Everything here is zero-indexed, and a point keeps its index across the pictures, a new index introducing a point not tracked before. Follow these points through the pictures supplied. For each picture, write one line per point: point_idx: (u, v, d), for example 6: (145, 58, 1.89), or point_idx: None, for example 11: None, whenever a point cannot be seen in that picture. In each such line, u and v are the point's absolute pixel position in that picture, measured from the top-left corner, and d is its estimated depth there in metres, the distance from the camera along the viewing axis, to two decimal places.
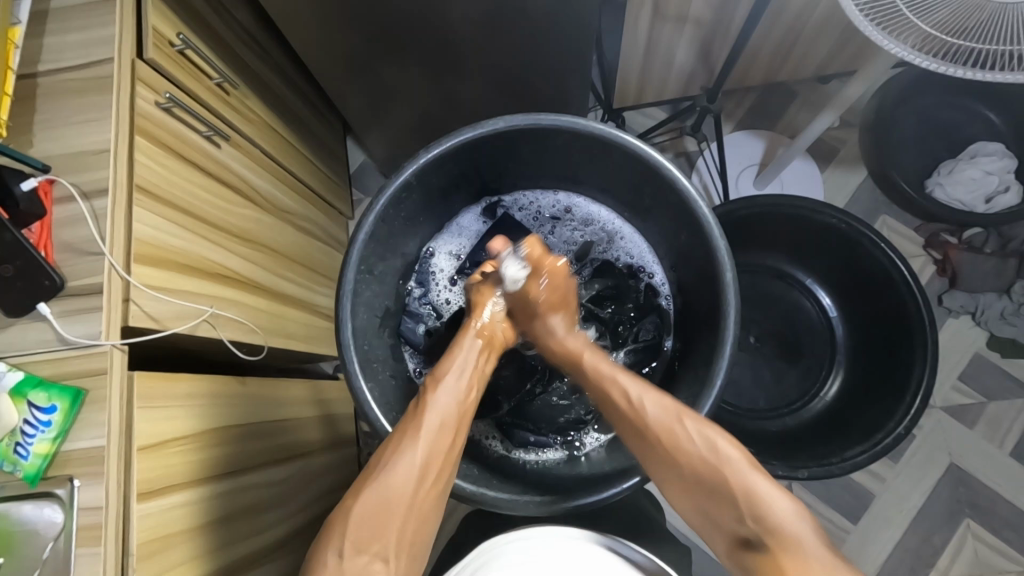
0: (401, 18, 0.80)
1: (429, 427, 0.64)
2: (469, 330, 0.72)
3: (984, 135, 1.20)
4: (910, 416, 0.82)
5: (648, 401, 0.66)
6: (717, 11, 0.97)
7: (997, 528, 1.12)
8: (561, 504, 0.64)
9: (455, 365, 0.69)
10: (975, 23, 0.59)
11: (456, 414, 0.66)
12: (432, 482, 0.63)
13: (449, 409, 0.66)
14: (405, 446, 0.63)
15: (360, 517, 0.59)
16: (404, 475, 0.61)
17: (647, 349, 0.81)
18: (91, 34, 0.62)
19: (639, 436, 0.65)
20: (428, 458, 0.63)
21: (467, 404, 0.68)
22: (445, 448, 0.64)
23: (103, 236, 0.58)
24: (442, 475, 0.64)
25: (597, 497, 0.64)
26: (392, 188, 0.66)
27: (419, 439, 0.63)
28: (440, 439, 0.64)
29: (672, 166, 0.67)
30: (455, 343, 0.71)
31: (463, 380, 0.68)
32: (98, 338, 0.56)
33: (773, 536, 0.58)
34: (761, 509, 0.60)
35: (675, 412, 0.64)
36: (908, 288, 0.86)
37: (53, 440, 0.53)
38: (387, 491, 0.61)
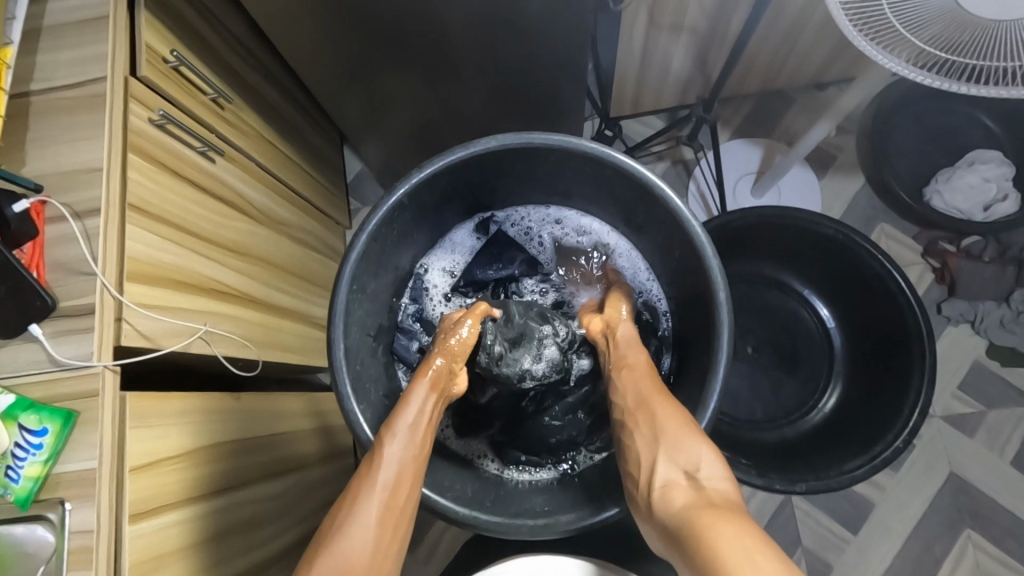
0: (396, 31, 0.80)
1: (384, 483, 0.62)
2: (422, 377, 0.69)
3: (982, 141, 1.20)
4: (908, 429, 0.82)
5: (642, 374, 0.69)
6: (713, 19, 0.97)
7: (998, 537, 1.12)
8: (553, 530, 0.64)
9: (407, 416, 0.66)
10: (968, 38, 0.59)
11: (411, 469, 0.64)
12: (390, 540, 0.61)
13: (402, 463, 0.63)
14: (361, 509, 0.61)
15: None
16: (359, 539, 0.60)
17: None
18: (83, 52, 0.62)
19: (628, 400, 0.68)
20: (384, 518, 0.61)
21: (421, 455, 0.65)
22: (401, 502, 0.63)
23: (95, 256, 0.57)
24: (399, 531, 0.62)
25: (592, 520, 0.64)
26: (385, 206, 0.66)
27: (375, 499, 0.61)
28: (396, 496, 0.62)
29: (665, 184, 0.66)
30: (406, 393, 0.68)
31: (415, 429, 0.66)
32: (90, 359, 0.55)
33: (714, 494, 0.56)
34: (709, 467, 0.59)
35: (661, 393, 0.66)
36: (906, 300, 0.86)
37: (44, 463, 0.53)
38: (341, 558, 0.59)
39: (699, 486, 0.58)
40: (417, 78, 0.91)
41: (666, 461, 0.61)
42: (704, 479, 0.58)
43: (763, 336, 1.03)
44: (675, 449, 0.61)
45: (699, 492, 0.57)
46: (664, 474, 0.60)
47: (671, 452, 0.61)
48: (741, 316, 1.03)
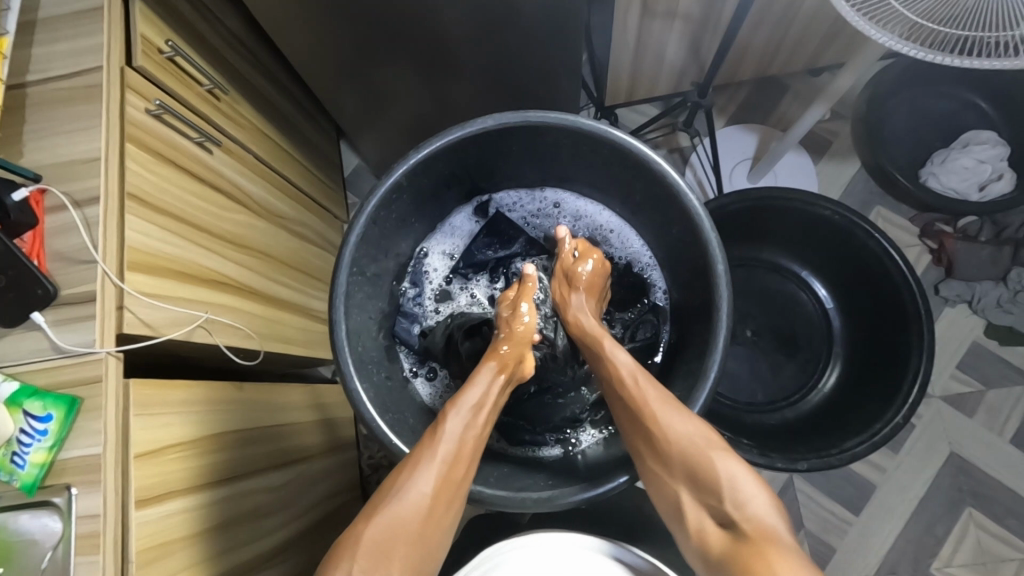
0: (390, 22, 0.80)
1: (443, 458, 0.63)
2: (489, 360, 0.71)
3: (976, 123, 1.20)
4: (908, 406, 0.82)
5: (647, 384, 0.66)
6: (705, 5, 0.98)
7: (999, 516, 1.12)
8: (556, 501, 0.64)
9: (470, 395, 0.67)
10: (961, 10, 0.60)
11: (471, 444, 0.65)
12: (442, 510, 0.62)
13: (462, 440, 0.65)
14: (421, 468, 0.62)
15: (372, 541, 0.58)
16: (414, 504, 0.60)
17: (644, 348, 0.81)
18: (79, 43, 0.62)
19: (631, 416, 0.65)
20: (442, 482, 0.62)
21: (480, 437, 0.66)
22: (459, 474, 0.63)
23: (95, 244, 0.58)
24: (454, 502, 0.62)
25: (598, 489, 0.64)
26: (383, 188, 0.67)
27: (438, 457, 0.63)
28: (457, 463, 0.63)
29: (662, 159, 0.67)
30: (471, 376, 0.69)
31: (475, 418, 0.66)
32: (92, 345, 0.56)
33: (752, 524, 0.58)
34: (741, 495, 0.59)
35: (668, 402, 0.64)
36: (903, 278, 0.86)
37: (50, 449, 0.53)
38: (397, 518, 0.60)
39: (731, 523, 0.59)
40: (414, 70, 0.91)
41: (697, 495, 0.61)
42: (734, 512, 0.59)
43: (762, 320, 1.03)
44: (701, 483, 0.61)
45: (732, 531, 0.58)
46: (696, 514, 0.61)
47: (695, 477, 0.62)
48: (740, 299, 1.04)
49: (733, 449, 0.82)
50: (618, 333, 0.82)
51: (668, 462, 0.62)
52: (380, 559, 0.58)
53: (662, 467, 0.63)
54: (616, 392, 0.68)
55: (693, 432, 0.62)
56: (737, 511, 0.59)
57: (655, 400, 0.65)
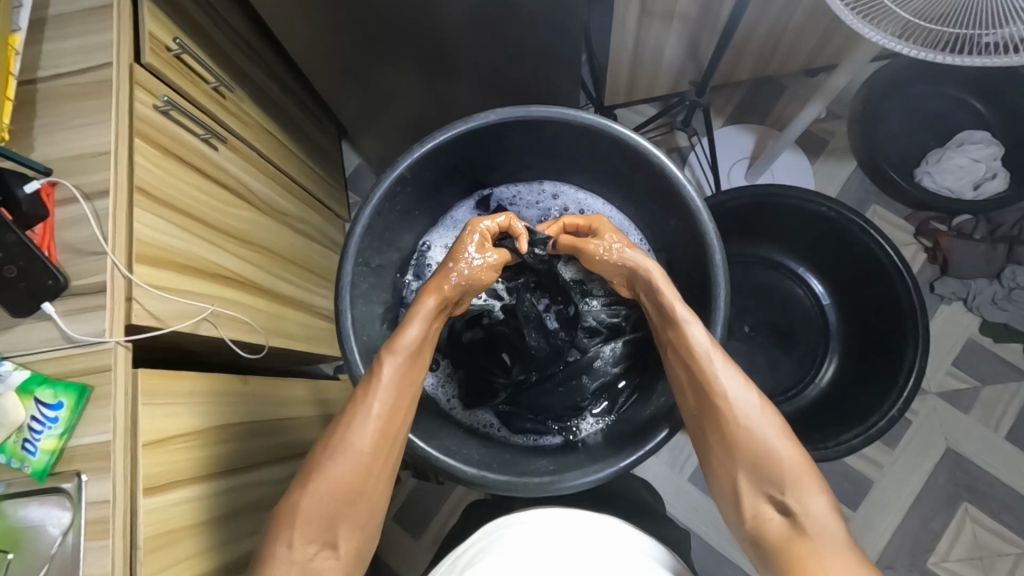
0: (393, 21, 0.82)
1: (376, 413, 0.63)
2: (423, 307, 0.70)
3: (969, 123, 1.22)
4: (904, 399, 0.83)
5: (717, 360, 0.65)
6: (703, 7, 0.99)
7: (996, 511, 1.13)
8: (556, 485, 0.65)
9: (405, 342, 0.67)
10: (952, 9, 0.61)
11: (404, 395, 0.65)
12: (378, 469, 0.63)
13: (393, 392, 0.65)
14: (355, 427, 0.63)
15: (310, 509, 0.59)
16: (347, 468, 0.61)
17: (644, 338, 0.82)
18: (89, 40, 0.64)
19: (698, 394, 0.65)
20: (379, 439, 0.63)
21: (412, 387, 0.66)
22: (393, 427, 0.64)
23: (105, 236, 0.59)
24: (391, 456, 0.64)
25: (598, 474, 0.66)
26: (387, 180, 0.68)
27: (374, 414, 0.63)
28: (391, 417, 0.64)
29: (661, 153, 0.68)
30: (406, 321, 0.69)
31: (409, 365, 0.66)
32: (102, 335, 0.57)
33: (809, 521, 0.58)
34: (804, 492, 0.60)
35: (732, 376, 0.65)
36: (897, 271, 0.87)
37: (60, 436, 0.54)
38: (330, 483, 0.60)
39: (791, 514, 0.60)
40: (413, 69, 0.92)
41: (757, 479, 0.62)
42: (795, 505, 0.59)
43: (758, 314, 1.04)
44: (763, 472, 0.61)
45: (793, 521, 0.59)
46: (751, 504, 0.62)
47: (757, 464, 0.62)
48: (737, 295, 1.05)
49: None
50: (622, 323, 0.84)
51: (733, 448, 0.63)
52: (321, 526, 0.60)
53: (726, 450, 0.64)
54: (683, 363, 0.67)
55: (736, 395, 0.64)
56: (799, 503, 0.59)
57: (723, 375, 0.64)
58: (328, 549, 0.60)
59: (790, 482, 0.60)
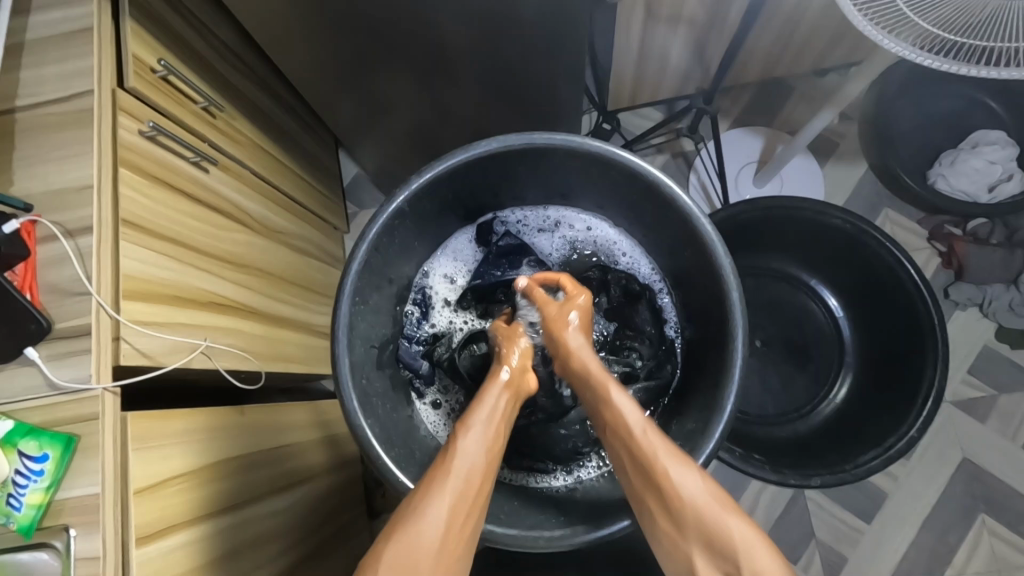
0: (388, 34, 0.78)
1: (459, 480, 0.58)
2: (497, 378, 0.66)
3: (985, 123, 1.18)
4: (923, 420, 0.81)
5: (651, 436, 0.61)
6: (710, 10, 0.95)
7: (1013, 523, 1.11)
8: (568, 540, 0.64)
9: (483, 414, 0.63)
10: (979, 20, 0.58)
11: (486, 462, 0.60)
12: (463, 528, 0.56)
13: (477, 460, 0.60)
14: (435, 493, 0.57)
15: (390, 563, 0.52)
16: (432, 531, 0.54)
17: (659, 386, 0.77)
18: (69, 66, 0.61)
19: (640, 474, 0.60)
20: (459, 502, 0.57)
21: (495, 454, 0.61)
22: (476, 491, 0.58)
23: (88, 275, 0.56)
24: (473, 523, 0.57)
25: (607, 530, 0.64)
26: (385, 215, 0.65)
27: (468, 455, 0.60)
28: (473, 484, 0.58)
29: (675, 184, 0.66)
30: (481, 392, 0.65)
31: (491, 432, 0.62)
32: (88, 382, 0.54)
33: None
34: (755, 559, 0.53)
35: (670, 455, 0.59)
36: (916, 288, 0.85)
37: (46, 490, 0.52)
38: (418, 543, 0.53)
39: None
40: (409, 77, 0.88)
41: (713, 552, 0.55)
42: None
43: (772, 330, 1.02)
44: (717, 548, 0.54)
45: None
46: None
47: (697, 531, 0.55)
48: (750, 310, 1.02)
49: (744, 465, 0.81)
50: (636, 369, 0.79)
51: (679, 524, 0.57)
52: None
53: (674, 527, 0.57)
54: (621, 439, 0.62)
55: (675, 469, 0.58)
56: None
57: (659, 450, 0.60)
58: None
59: (743, 557, 0.53)
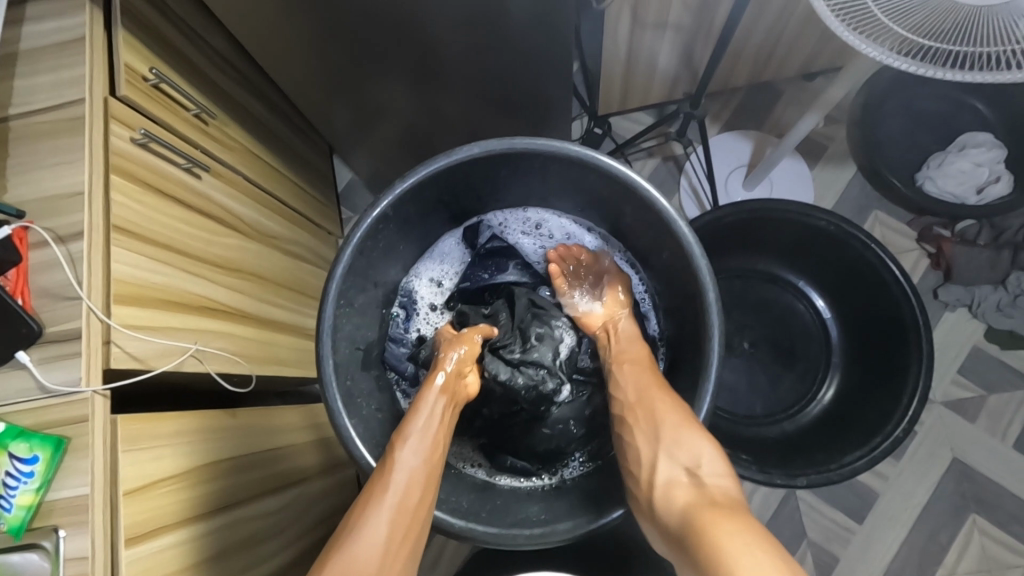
0: (377, 41, 0.79)
1: (395, 496, 0.62)
2: (432, 384, 0.70)
3: (971, 124, 1.19)
4: (908, 419, 0.82)
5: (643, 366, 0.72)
6: (696, 14, 0.96)
7: (1004, 522, 1.11)
8: (550, 539, 0.64)
9: (419, 420, 0.67)
10: (952, 24, 0.58)
11: (423, 472, 0.64)
12: (403, 541, 0.61)
13: (414, 471, 0.64)
14: (372, 511, 0.61)
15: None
16: (369, 547, 0.59)
17: None
18: (60, 74, 0.62)
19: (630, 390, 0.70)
20: (394, 520, 0.61)
21: (433, 464, 0.65)
22: (415, 504, 0.62)
23: (79, 280, 0.57)
24: (414, 535, 0.61)
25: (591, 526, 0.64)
26: (369, 219, 0.67)
27: (405, 468, 0.63)
28: (408, 498, 0.62)
29: (652, 185, 0.67)
30: (418, 400, 0.69)
31: (423, 444, 0.66)
32: (78, 384, 0.55)
33: (714, 489, 0.59)
34: (712, 468, 0.61)
35: (657, 383, 0.69)
36: (900, 287, 0.86)
37: (36, 491, 0.53)
38: (354, 563, 0.58)
39: (700, 483, 0.60)
40: (400, 84, 0.89)
41: (671, 458, 0.63)
42: (706, 476, 0.60)
43: (759, 330, 1.02)
44: (679, 447, 0.63)
45: (700, 491, 0.59)
46: (665, 473, 0.62)
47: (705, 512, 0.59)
48: (737, 311, 1.03)
49: (732, 465, 0.82)
50: None
51: (648, 428, 0.66)
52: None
53: (645, 432, 0.66)
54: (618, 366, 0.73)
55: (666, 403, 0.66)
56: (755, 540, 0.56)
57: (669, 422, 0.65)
58: None
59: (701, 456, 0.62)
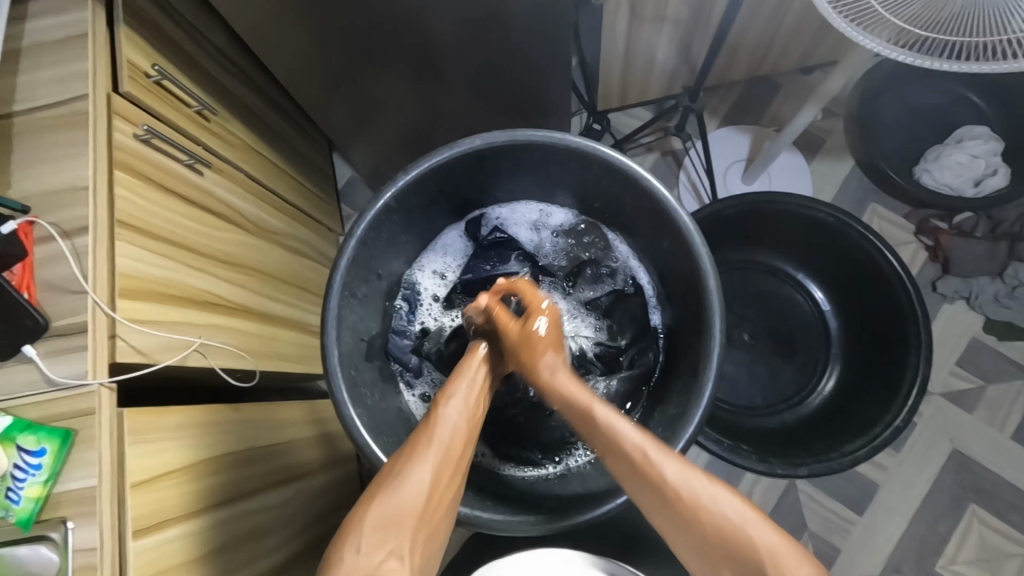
0: (377, 37, 0.80)
1: (440, 445, 0.63)
2: (474, 355, 0.71)
3: (968, 117, 1.20)
4: (907, 408, 0.83)
5: (658, 448, 0.60)
6: (694, 9, 0.97)
7: (1003, 511, 1.12)
8: (554, 524, 0.65)
9: (464, 382, 0.68)
10: (947, 15, 0.59)
11: (467, 429, 0.65)
12: (446, 489, 0.61)
13: (458, 425, 0.65)
14: (419, 458, 0.61)
15: (375, 518, 0.57)
16: (417, 486, 0.59)
17: (640, 376, 0.79)
18: (63, 70, 0.62)
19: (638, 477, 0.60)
20: (442, 465, 0.62)
21: (476, 421, 0.67)
22: (458, 458, 0.64)
23: (85, 274, 0.58)
24: (454, 485, 0.62)
25: (594, 512, 0.65)
26: (372, 211, 0.67)
27: (451, 421, 0.65)
28: (454, 447, 0.63)
29: (652, 176, 0.68)
30: (462, 364, 0.70)
31: (468, 401, 0.67)
32: (85, 377, 0.56)
33: None
34: None
35: (679, 447, 0.61)
36: (898, 278, 0.86)
37: (44, 483, 0.53)
38: (401, 499, 0.58)
39: None
40: (400, 80, 0.89)
41: (724, 524, 0.60)
42: None
43: (759, 323, 1.03)
44: None
45: None
46: None
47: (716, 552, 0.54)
48: (737, 304, 1.04)
49: (733, 456, 0.83)
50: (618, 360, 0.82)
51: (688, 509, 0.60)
52: (387, 534, 0.57)
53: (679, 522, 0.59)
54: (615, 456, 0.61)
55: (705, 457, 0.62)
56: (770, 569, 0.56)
57: (674, 451, 0.61)
58: (392, 561, 0.56)
59: None
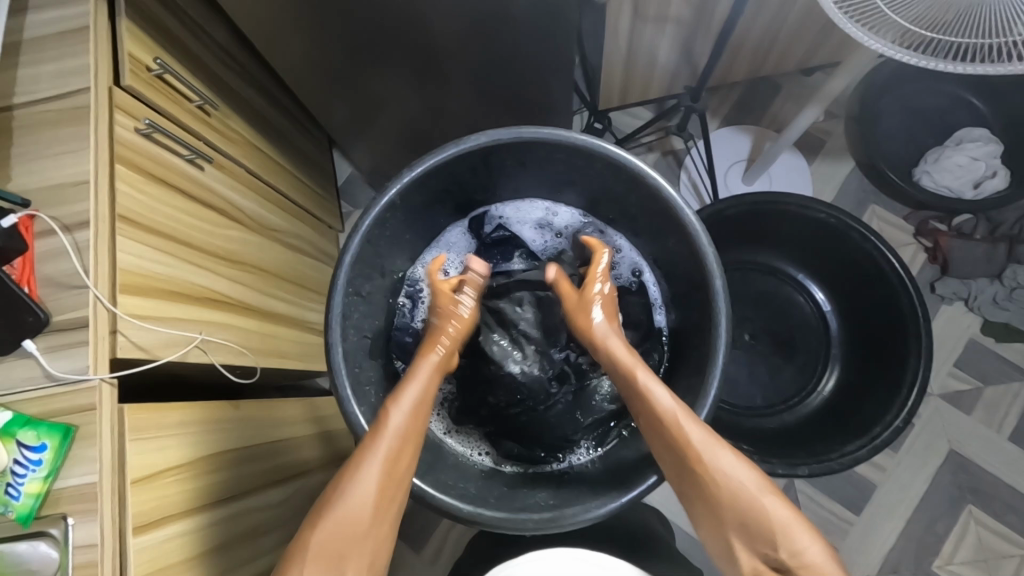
0: (381, 34, 0.79)
1: (383, 460, 0.63)
2: (427, 356, 0.71)
3: (968, 120, 1.20)
4: (907, 410, 0.83)
5: (690, 425, 0.63)
6: (697, 9, 0.97)
7: (999, 513, 1.13)
8: (559, 522, 0.64)
9: (411, 389, 0.68)
10: (953, 17, 0.59)
11: (410, 439, 0.65)
12: (388, 504, 0.63)
13: (402, 437, 0.65)
14: (360, 474, 0.62)
15: (319, 544, 0.60)
16: (357, 505, 0.61)
17: None
18: (65, 63, 0.62)
19: (673, 456, 0.63)
20: (384, 481, 0.62)
21: (420, 431, 0.66)
22: (400, 470, 0.64)
23: (86, 269, 0.57)
24: (397, 497, 0.63)
25: (599, 510, 0.65)
26: (377, 208, 0.67)
27: (393, 434, 0.64)
28: (396, 461, 0.64)
29: (658, 175, 0.68)
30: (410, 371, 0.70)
31: (414, 411, 0.67)
32: (86, 373, 0.55)
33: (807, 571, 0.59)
34: (796, 544, 0.60)
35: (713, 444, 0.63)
36: (899, 280, 0.87)
37: (44, 479, 0.53)
38: (344, 520, 0.61)
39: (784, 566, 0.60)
40: (402, 78, 0.89)
41: (748, 537, 0.61)
42: (788, 557, 0.60)
43: (759, 322, 1.03)
44: (753, 530, 0.61)
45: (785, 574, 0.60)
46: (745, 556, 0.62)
47: (748, 531, 0.61)
48: (738, 303, 1.04)
49: None
50: None
51: (714, 506, 0.63)
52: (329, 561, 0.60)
53: (709, 510, 0.63)
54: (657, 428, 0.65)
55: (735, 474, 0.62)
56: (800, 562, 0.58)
57: (702, 444, 0.63)
58: None
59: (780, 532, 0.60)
